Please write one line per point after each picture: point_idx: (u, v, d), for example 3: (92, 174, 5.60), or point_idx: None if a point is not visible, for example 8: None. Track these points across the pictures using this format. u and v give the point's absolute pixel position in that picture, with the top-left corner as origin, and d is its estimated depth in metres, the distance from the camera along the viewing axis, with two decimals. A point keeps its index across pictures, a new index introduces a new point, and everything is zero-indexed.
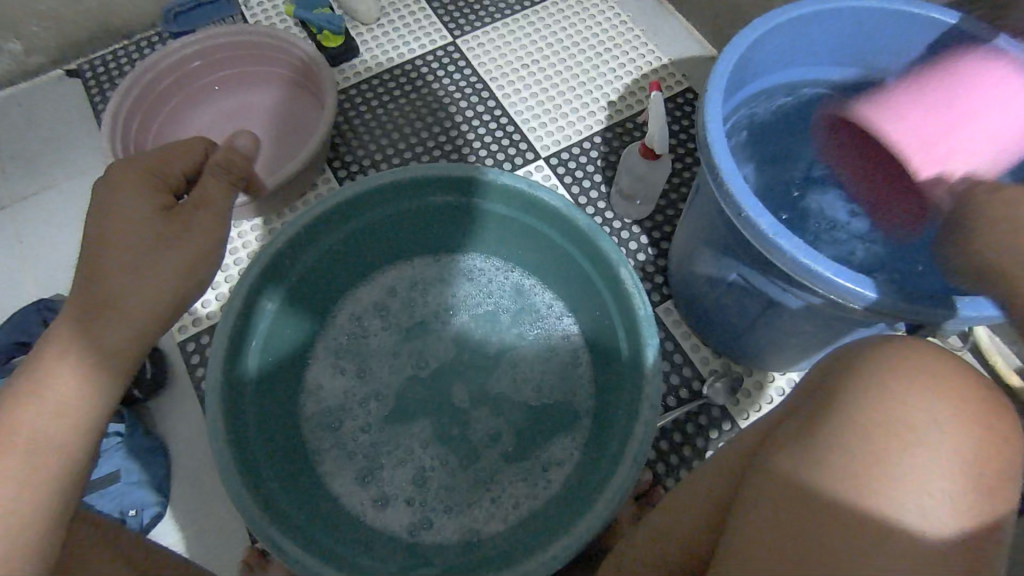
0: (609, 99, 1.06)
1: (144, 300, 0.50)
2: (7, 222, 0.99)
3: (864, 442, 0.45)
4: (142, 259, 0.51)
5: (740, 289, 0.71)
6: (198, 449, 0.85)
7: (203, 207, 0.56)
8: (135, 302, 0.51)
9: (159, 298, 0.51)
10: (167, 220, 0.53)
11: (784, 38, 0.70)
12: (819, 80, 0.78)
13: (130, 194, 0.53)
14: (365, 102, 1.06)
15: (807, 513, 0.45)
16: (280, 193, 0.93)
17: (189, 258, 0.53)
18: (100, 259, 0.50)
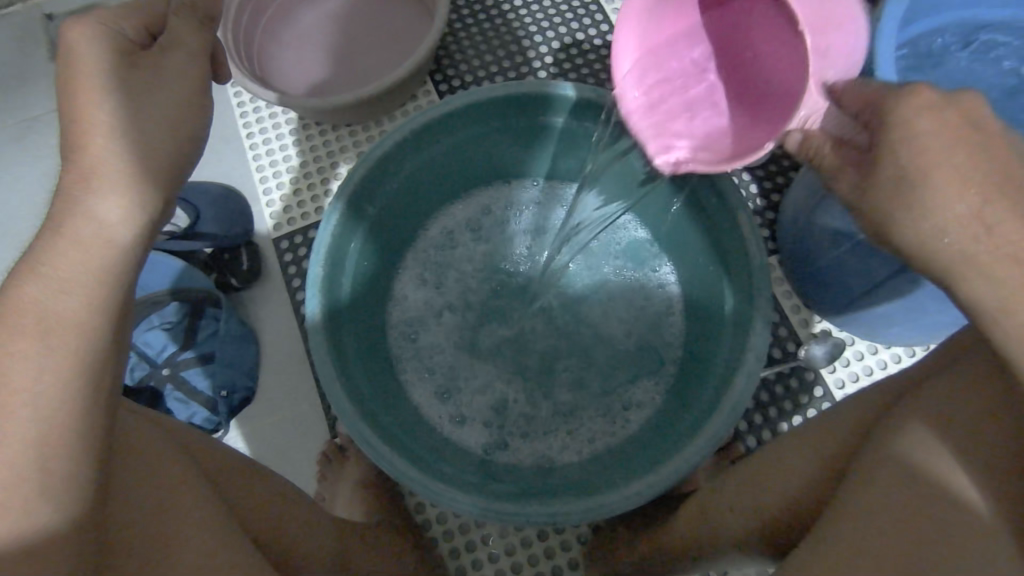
0: None
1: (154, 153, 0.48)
2: None
3: (989, 431, 0.45)
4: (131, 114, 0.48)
5: (868, 248, 0.65)
6: (286, 344, 0.88)
7: (175, 49, 0.51)
8: (154, 161, 0.48)
9: (166, 156, 0.49)
10: (133, 70, 0.48)
11: None
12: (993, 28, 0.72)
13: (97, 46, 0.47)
14: (472, 15, 1.00)
15: (909, 495, 0.45)
16: (381, 101, 0.91)
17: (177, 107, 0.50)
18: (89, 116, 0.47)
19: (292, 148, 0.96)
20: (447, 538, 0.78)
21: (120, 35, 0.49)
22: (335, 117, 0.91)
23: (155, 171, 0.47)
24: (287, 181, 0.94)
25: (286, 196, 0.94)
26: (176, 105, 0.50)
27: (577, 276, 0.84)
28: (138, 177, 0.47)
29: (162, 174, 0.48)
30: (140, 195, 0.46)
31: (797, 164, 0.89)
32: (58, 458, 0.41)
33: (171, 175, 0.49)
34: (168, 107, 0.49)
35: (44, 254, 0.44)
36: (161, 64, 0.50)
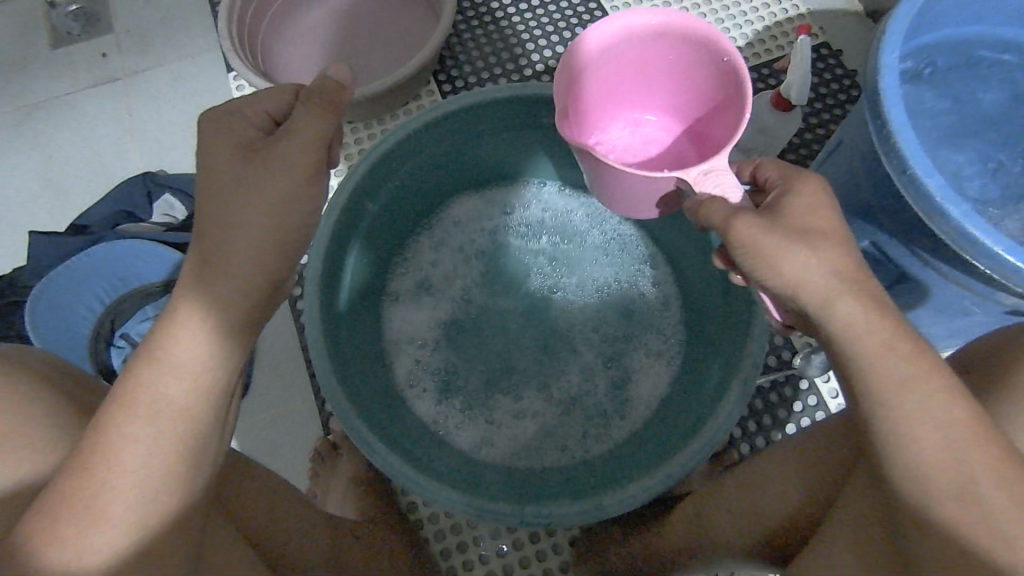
0: (735, 45, 0.98)
1: (250, 270, 0.49)
2: (121, 94, 1.01)
3: (931, 414, 0.42)
4: (249, 251, 0.49)
5: (868, 258, 0.66)
6: (282, 339, 0.87)
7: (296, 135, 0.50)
8: (234, 303, 0.48)
9: (252, 288, 0.49)
10: (274, 235, 0.50)
11: (950, 6, 0.61)
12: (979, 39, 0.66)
13: (225, 133, 0.51)
14: (478, 17, 1.01)
15: (868, 519, 0.47)
16: (384, 99, 0.91)
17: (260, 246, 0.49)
18: (225, 246, 0.48)
19: None
20: (438, 539, 0.77)
21: (248, 122, 0.52)
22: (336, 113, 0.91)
23: (239, 278, 0.48)
24: None
25: None
26: (263, 240, 0.49)
27: (556, 291, 0.84)
28: (220, 304, 0.47)
29: (249, 281, 0.49)
30: (219, 314, 0.47)
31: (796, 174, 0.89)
32: (172, 506, 0.43)
33: (254, 305, 0.49)
34: (253, 238, 0.49)
35: (149, 381, 0.43)
36: (261, 173, 0.49)
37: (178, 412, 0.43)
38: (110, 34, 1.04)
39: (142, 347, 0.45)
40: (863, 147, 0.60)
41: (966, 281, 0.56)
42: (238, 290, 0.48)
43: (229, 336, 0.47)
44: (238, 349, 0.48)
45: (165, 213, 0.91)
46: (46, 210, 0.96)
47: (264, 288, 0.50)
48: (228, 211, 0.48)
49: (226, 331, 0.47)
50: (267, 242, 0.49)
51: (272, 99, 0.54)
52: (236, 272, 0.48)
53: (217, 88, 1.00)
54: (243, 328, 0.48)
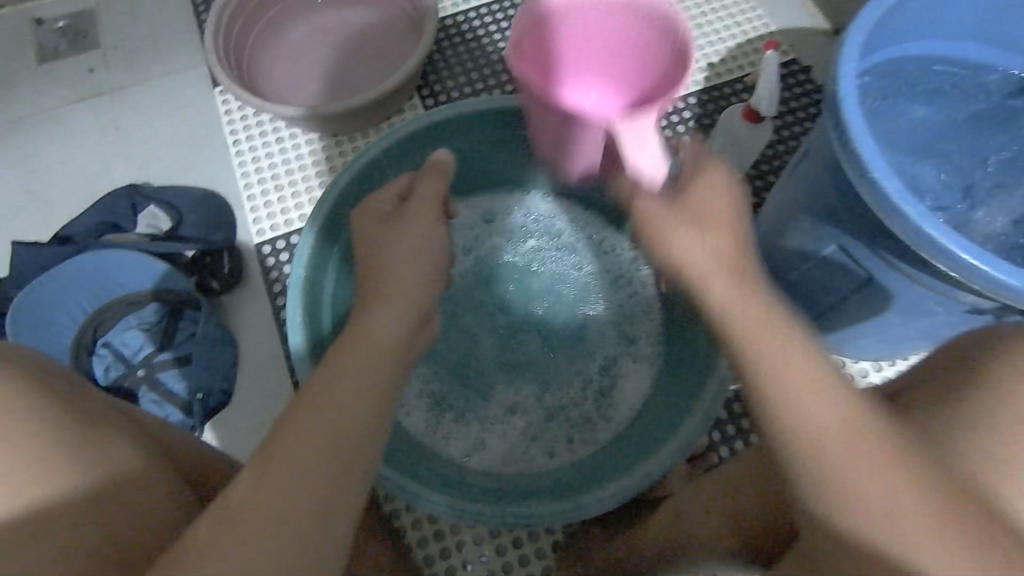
0: (709, 61, 1.01)
1: (383, 322, 0.61)
2: (107, 109, 1.02)
3: (842, 467, 0.41)
4: (368, 311, 0.61)
5: (836, 263, 0.68)
6: (266, 349, 0.88)
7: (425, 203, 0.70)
8: (367, 353, 0.57)
9: (384, 348, 0.59)
10: (408, 308, 0.63)
11: (904, 19, 0.64)
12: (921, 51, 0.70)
13: (370, 209, 0.71)
14: (460, 35, 1.04)
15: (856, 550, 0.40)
16: (368, 113, 0.93)
17: (395, 297, 0.63)
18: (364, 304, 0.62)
19: (281, 157, 0.97)
20: (422, 546, 0.77)
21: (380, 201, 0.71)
22: (320, 125, 0.93)
23: (366, 331, 0.59)
24: (273, 188, 0.96)
25: (272, 201, 0.95)
26: (394, 296, 0.63)
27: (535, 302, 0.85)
28: (363, 351, 0.57)
29: (377, 336, 0.59)
30: (357, 366, 0.56)
31: (768, 185, 0.92)
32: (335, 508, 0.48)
33: (381, 365, 0.58)
34: (396, 288, 0.63)
35: (319, 412, 0.51)
36: (407, 231, 0.68)
37: (310, 427, 0.50)
38: (97, 50, 1.06)
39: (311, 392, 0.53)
40: (828, 154, 0.63)
41: (926, 280, 0.59)
42: (366, 342, 0.58)
43: (357, 396, 0.54)
44: (369, 393, 0.55)
45: (150, 224, 0.93)
46: (29, 222, 0.96)
47: (394, 340, 0.60)
48: (382, 268, 0.65)
49: (353, 379, 0.54)
50: (393, 304, 0.62)
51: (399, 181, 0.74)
52: (367, 323, 0.60)
53: (204, 102, 1.02)
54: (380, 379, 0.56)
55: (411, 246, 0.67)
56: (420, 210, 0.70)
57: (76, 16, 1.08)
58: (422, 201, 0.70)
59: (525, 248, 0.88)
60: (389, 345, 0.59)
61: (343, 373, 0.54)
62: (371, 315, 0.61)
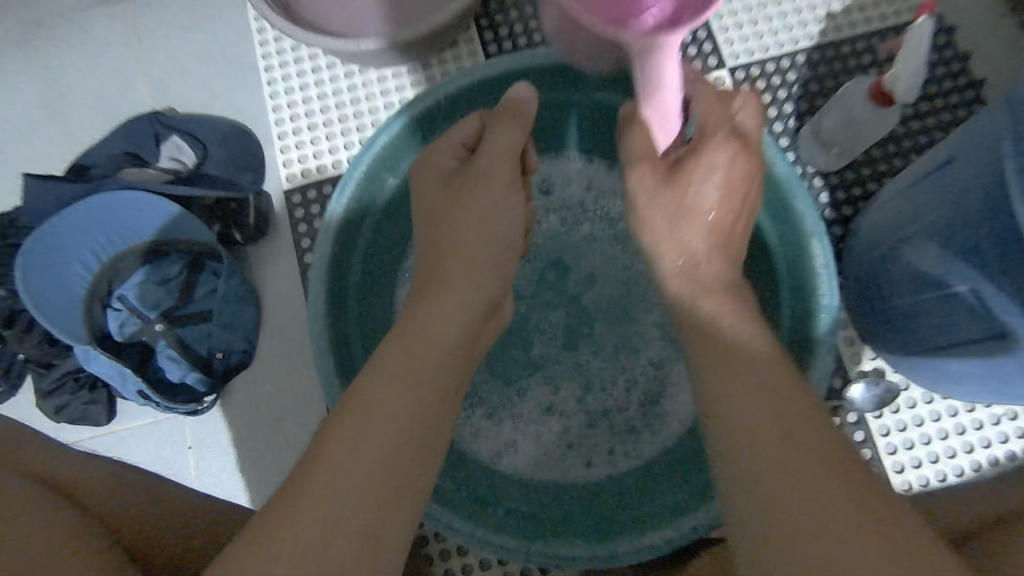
0: (830, 10, 0.83)
1: (454, 311, 0.54)
2: (131, 17, 0.91)
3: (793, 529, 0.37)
4: (442, 288, 0.55)
5: (961, 306, 0.56)
6: (293, 310, 0.82)
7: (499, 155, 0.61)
8: (437, 348, 0.51)
9: (451, 343, 0.52)
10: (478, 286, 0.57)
11: None
12: None
13: (432, 168, 0.63)
14: None
15: None
16: (417, 48, 0.80)
17: (471, 275, 0.57)
18: (439, 274, 0.57)
19: (316, 92, 0.86)
20: None
21: (447, 154, 0.63)
22: (361, 59, 0.80)
23: (433, 316, 0.53)
24: (305, 127, 0.86)
25: (304, 142, 0.85)
26: (467, 275, 0.57)
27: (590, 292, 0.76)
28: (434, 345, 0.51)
29: (452, 323, 0.53)
30: (423, 359, 0.50)
31: (881, 175, 0.77)
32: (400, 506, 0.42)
33: (454, 357, 0.52)
34: (464, 260, 0.57)
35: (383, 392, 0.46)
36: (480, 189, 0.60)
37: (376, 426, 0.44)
38: None
39: (373, 379, 0.47)
40: (987, 175, 0.50)
41: None
42: (437, 326, 0.52)
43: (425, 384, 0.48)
44: (434, 387, 0.49)
45: (174, 156, 0.84)
46: (51, 142, 0.89)
47: (464, 331, 0.54)
48: (452, 239, 0.58)
49: (418, 364, 0.49)
50: (465, 279, 0.56)
51: (465, 130, 0.64)
52: (434, 308, 0.54)
53: (236, 17, 0.90)
54: (449, 366, 0.51)
55: (484, 213, 0.60)
56: (493, 164, 0.61)
57: None
58: (491, 155, 0.61)
59: (584, 234, 0.76)
60: (453, 334, 0.53)
61: (404, 358, 0.49)
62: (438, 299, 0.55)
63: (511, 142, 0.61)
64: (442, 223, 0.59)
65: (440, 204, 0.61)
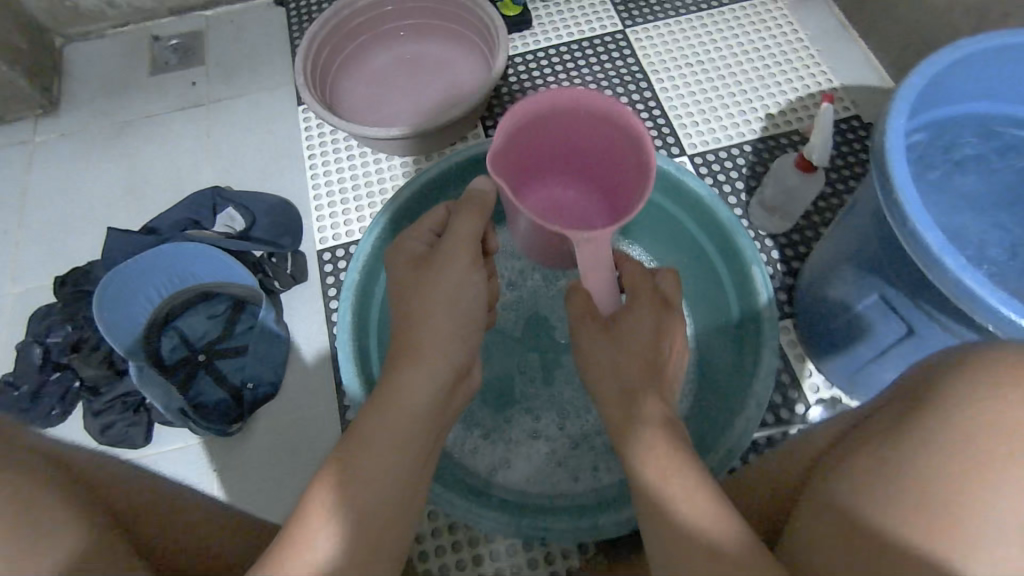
0: (768, 112, 1.04)
1: (420, 376, 0.58)
2: (203, 118, 1.13)
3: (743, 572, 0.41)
4: (408, 359, 0.59)
5: (877, 314, 0.67)
6: (316, 348, 0.93)
7: (459, 236, 0.66)
8: (402, 413, 0.55)
9: (417, 406, 0.57)
10: (444, 354, 0.60)
11: (960, 80, 0.65)
12: (981, 112, 0.70)
13: (402, 252, 0.68)
14: (527, 73, 1.11)
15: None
16: (435, 137, 0.99)
17: (438, 339, 0.60)
18: (406, 346, 0.60)
19: (349, 174, 1.04)
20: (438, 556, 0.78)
21: (417, 241, 0.69)
22: (389, 147, 0.99)
23: (400, 388, 0.57)
24: (339, 200, 1.03)
25: (337, 212, 1.02)
26: (434, 339, 0.60)
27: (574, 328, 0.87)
28: (402, 410, 0.56)
29: (417, 387, 0.57)
30: (390, 427, 0.54)
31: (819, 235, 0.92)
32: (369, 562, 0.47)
33: (422, 423, 0.57)
34: (429, 326, 0.61)
35: (351, 461, 0.51)
36: (443, 267, 0.64)
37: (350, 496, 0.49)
38: (202, 65, 1.18)
39: (344, 449, 0.52)
40: (873, 202, 0.64)
41: (967, 335, 0.57)
42: (405, 390, 0.57)
43: (389, 451, 0.53)
44: (400, 451, 0.54)
45: (226, 224, 1.01)
46: (124, 212, 1.06)
47: (432, 397, 0.58)
48: (414, 309, 0.62)
49: (388, 436, 0.54)
50: (433, 346, 0.60)
51: (430, 218, 0.71)
52: (401, 376, 0.58)
53: (288, 118, 1.11)
54: (416, 429, 0.56)
55: (448, 286, 0.63)
56: (454, 250, 0.65)
57: (188, 36, 1.21)
58: (455, 235, 0.66)
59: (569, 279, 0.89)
60: (420, 400, 0.57)
61: (377, 427, 0.54)
62: (402, 372, 0.58)
63: (474, 227, 0.66)
64: (410, 311, 0.62)
65: (408, 282, 0.64)
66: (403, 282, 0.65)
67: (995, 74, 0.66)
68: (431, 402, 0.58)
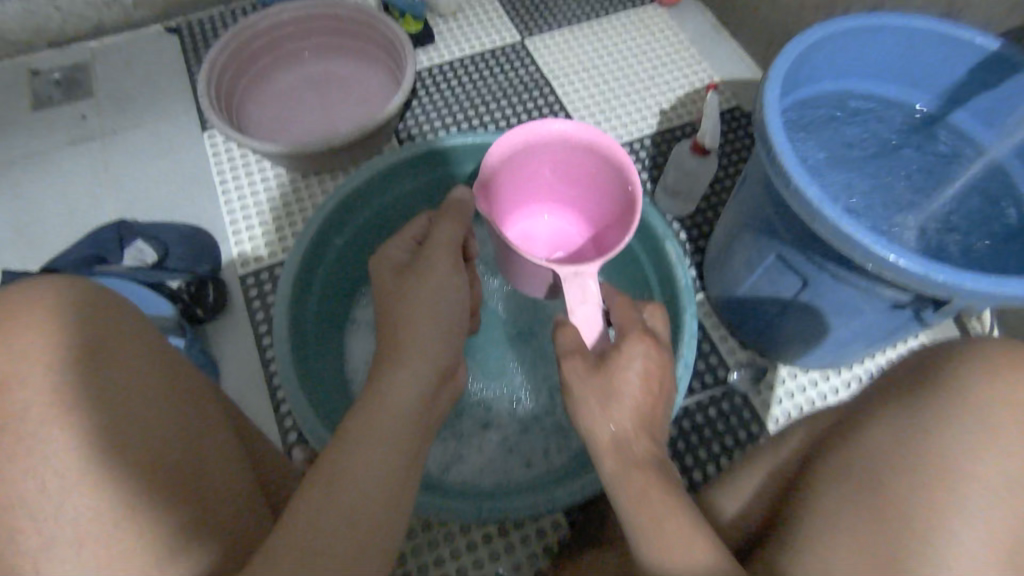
0: (661, 108, 1.13)
1: (412, 376, 0.58)
2: (98, 152, 1.08)
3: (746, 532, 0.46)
4: (398, 359, 0.59)
5: (776, 270, 0.75)
6: (249, 374, 0.90)
7: (441, 244, 0.68)
8: (398, 412, 0.55)
9: (410, 405, 0.56)
10: (434, 355, 0.60)
11: (819, 60, 0.75)
12: (841, 86, 0.81)
13: (385, 262, 0.68)
14: (434, 86, 1.14)
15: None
16: (351, 151, 1.00)
17: (426, 341, 0.61)
18: (395, 347, 0.60)
19: (266, 195, 1.03)
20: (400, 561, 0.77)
21: (398, 250, 0.69)
22: (304, 162, 0.99)
23: (394, 388, 0.56)
24: (258, 222, 1.01)
25: (256, 234, 1.00)
26: (422, 340, 0.61)
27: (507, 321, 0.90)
28: (398, 410, 0.55)
29: (411, 386, 0.57)
30: (388, 426, 0.53)
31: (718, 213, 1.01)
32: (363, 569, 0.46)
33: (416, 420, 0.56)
34: (420, 327, 0.61)
35: (347, 462, 0.49)
36: (425, 271, 0.65)
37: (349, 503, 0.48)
38: (91, 98, 1.12)
39: (341, 452, 0.50)
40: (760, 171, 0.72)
41: (851, 278, 0.66)
42: (399, 389, 0.56)
43: (388, 452, 0.52)
44: (398, 450, 0.53)
45: (135, 257, 0.94)
46: (15, 256, 0.99)
47: (426, 396, 0.58)
48: (404, 310, 0.62)
49: (385, 440, 0.52)
50: (423, 347, 0.60)
51: (410, 229, 0.72)
52: (390, 377, 0.57)
53: (194, 144, 1.08)
54: (413, 428, 0.55)
55: (434, 288, 0.64)
56: (435, 255, 0.67)
57: (72, 69, 1.15)
58: (436, 243, 0.68)
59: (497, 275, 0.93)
60: (416, 398, 0.57)
61: (376, 427, 0.53)
62: (390, 372, 0.57)
63: (453, 233, 0.70)
64: (397, 315, 0.62)
65: (393, 286, 0.65)
66: (389, 289, 0.65)
67: (846, 53, 0.76)
68: (419, 400, 0.57)
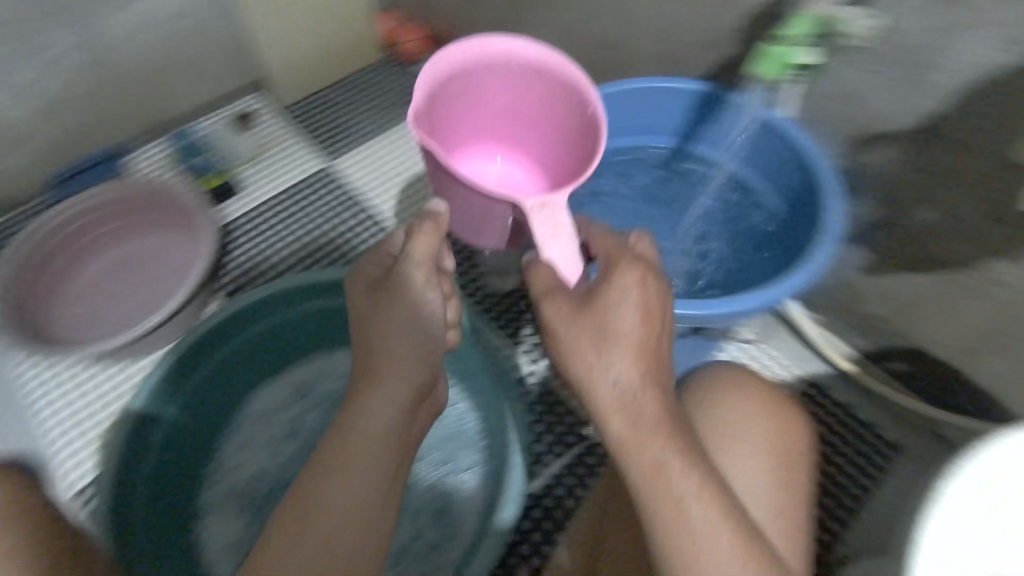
0: None
1: (378, 441, 0.55)
2: None
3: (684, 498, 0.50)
4: (364, 426, 0.55)
5: None
6: None
7: (416, 265, 0.61)
8: (367, 488, 0.53)
9: (381, 469, 0.54)
10: (409, 406, 0.58)
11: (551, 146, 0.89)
12: None
13: (358, 290, 0.63)
14: (245, 236, 1.10)
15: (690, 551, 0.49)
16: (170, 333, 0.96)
17: (394, 394, 0.57)
18: (360, 409, 0.56)
19: (83, 403, 0.94)
20: None
21: (364, 274, 0.63)
22: (134, 350, 0.94)
23: (365, 458, 0.54)
24: (81, 434, 0.93)
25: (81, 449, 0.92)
26: (390, 399, 0.57)
27: None
28: (365, 487, 0.53)
29: (376, 457, 0.54)
30: (360, 500, 0.52)
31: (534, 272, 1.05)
32: None
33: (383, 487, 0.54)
34: (391, 376, 0.58)
35: (304, 555, 0.49)
36: (387, 311, 0.60)
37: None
38: None
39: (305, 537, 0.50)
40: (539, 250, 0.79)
41: None
42: (364, 464, 0.54)
43: (348, 543, 0.51)
44: (366, 529, 0.52)
45: None
46: None
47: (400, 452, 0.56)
48: (375, 363, 0.58)
49: (349, 524, 0.51)
50: (398, 402, 0.57)
51: (379, 250, 0.65)
52: (358, 450, 0.54)
53: None
54: (378, 497, 0.53)
55: (400, 335, 0.59)
56: (391, 291, 0.60)
57: None
58: (406, 270, 0.61)
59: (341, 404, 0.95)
60: (381, 472, 0.54)
61: (329, 508, 0.51)
62: (358, 422, 0.55)
63: (431, 250, 0.62)
64: (373, 350, 0.59)
65: (364, 326, 0.60)
66: (361, 327, 0.60)
67: None
68: (392, 436, 0.56)
